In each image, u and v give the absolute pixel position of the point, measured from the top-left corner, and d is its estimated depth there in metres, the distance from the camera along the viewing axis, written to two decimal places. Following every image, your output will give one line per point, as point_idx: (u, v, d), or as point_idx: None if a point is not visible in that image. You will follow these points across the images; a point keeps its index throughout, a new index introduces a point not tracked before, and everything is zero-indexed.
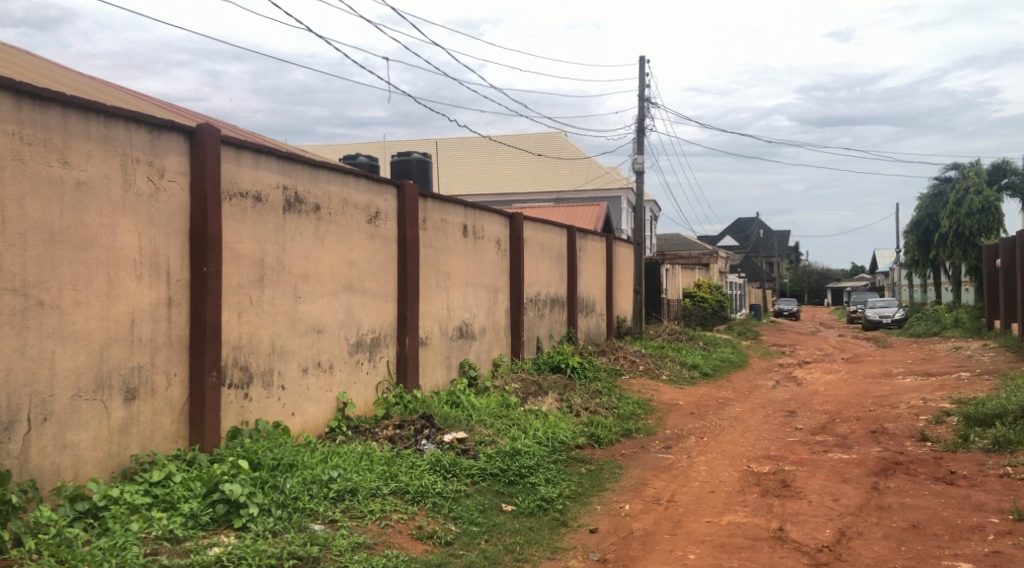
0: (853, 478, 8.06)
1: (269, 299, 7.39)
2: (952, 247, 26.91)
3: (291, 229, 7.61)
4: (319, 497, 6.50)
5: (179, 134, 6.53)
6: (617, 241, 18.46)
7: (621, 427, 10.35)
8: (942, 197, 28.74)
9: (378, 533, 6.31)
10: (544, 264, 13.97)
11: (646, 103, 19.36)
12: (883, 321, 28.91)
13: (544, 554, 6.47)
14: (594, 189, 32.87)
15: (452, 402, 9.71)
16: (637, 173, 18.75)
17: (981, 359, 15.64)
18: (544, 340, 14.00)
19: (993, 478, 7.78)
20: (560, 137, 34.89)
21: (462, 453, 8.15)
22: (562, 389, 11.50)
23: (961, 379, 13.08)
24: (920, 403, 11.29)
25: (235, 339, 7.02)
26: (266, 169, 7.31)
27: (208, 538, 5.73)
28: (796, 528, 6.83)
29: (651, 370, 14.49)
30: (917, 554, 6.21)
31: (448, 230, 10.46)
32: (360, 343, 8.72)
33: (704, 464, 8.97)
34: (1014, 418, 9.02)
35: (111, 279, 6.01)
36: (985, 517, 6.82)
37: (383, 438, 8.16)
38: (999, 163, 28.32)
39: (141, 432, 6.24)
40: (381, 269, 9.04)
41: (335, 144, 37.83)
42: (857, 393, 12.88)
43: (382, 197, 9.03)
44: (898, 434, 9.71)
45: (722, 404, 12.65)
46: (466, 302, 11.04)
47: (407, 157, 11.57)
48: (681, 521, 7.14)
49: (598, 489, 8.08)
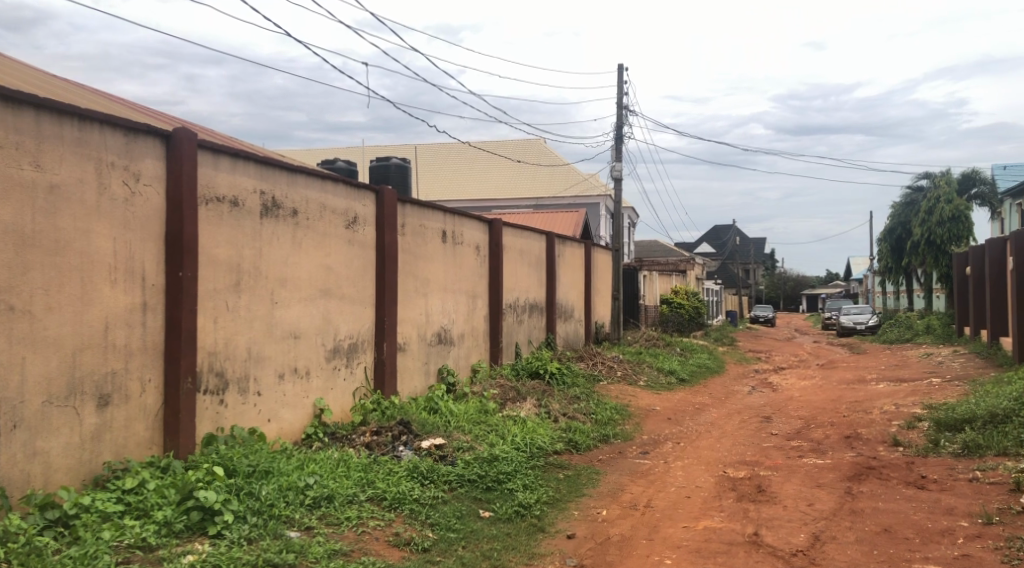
0: (828, 483, 8.15)
1: (245, 305, 7.36)
2: (924, 255, 27.25)
3: (268, 234, 7.59)
4: (296, 503, 6.48)
5: (156, 138, 6.51)
6: (595, 247, 18.51)
7: (598, 433, 10.40)
8: (913, 206, 29.18)
9: (355, 539, 6.30)
10: (522, 270, 13.99)
11: (624, 111, 19.47)
12: (857, 327, 29.24)
13: (522, 560, 6.49)
14: (572, 195, 32.99)
15: (431, 408, 9.71)
16: (615, 181, 18.83)
17: (952, 364, 15.87)
18: (523, 345, 14.02)
19: (963, 482, 7.88)
20: (539, 144, 35.26)
21: (440, 459, 8.16)
22: (540, 395, 11.54)
23: (933, 385, 13.25)
24: (892, 408, 11.43)
25: (211, 344, 6.99)
26: (243, 174, 7.29)
27: (182, 545, 5.70)
28: (771, 532, 6.89)
29: (628, 376, 14.55)
30: (890, 557, 6.29)
31: (427, 236, 10.46)
32: (338, 349, 8.70)
33: (681, 469, 9.03)
34: (984, 423, 9.15)
35: (85, 284, 5.98)
36: (955, 520, 6.91)
37: (361, 444, 8.14)
38: (970, 172, 28.77)
39: (114, 439, 6.19)
40: (359, 275, 9.02)
41: (313, 149, 37.69)
42: (831, 399, 13.02)
43: (361, 202, 9.03)
44: (871, 439, 9.82)
45: (698, 409, 12.75)
46: (445, 307, 11.05)
47: (387, 162, 11.52)
48: (658, 526, 7.19)
49: (576, 494, 8.11)
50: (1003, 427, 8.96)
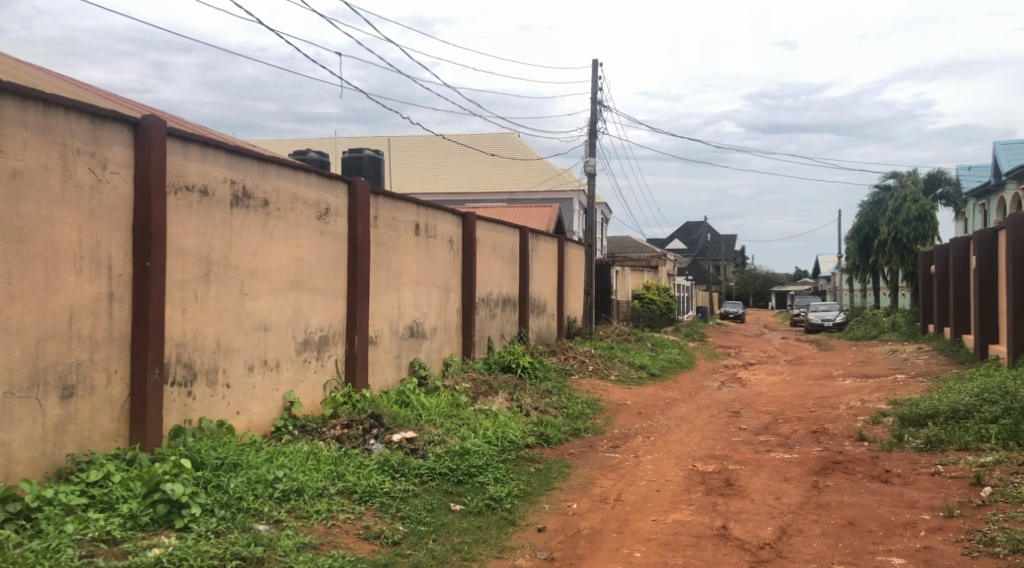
0: (795, 477, 8.24)
1: (214, 295, 7.29)
2: (890, 253, 27.59)
3: (238, 224, 7.52)
4: (264, 496, 6.44)
5: (124, 126, 6.43)
6: (568, 242, 18.54)
7: (570, 427, 10.43)
8: (881, 205, 29.54)
9: (325, 533, 6.28)
10: (495, 264, 13.97)
11: (599, 106, 19.49)
12: (824, 324, 29.53)
13: (492, 553, 6.51)
14: (545, 190, 33.01)
15: (402, 401, 9.68)
16: (589, 176, 18.86)
17: (916, 361, 16.10)
18: (495, 339, 14.01)
19: (925, 477, 7.99)
20: (513, 139, 35.24)
21: (411, 452, 8.16)
22: (512, 389, 11.54)
23: (897, 381, 13.43)
24: (858, 403, 11.56)
25: (179, 336, 6.93)
26: (213, 164, 7.22)
27: (148, 539, 5.66)
28: (739, 526, 6.96)
29: (600, 371, 14.61)
30: (854, 550, 6.37)
31: (400, 228, 10.43)
32: (308, 341, 8.65)
33: (651, 463, 9.09)
34: (946, 418, 9.29)
35: (49, 273, 5.90)
36: (917, 513, 7.02)
37: (331, 437, 8.10)
38: (935, 173, 29.08)
39: (78, 431, 6.11)
40: (330, 267, 8.98)
41: (284, 140, 37.40)
42: (799, 394, 13.14)
43: (333, 193, 8.98)
44: (838, 434, 9.95)
45: (668, 404, 12.84)
46: (417, 301, 11.02)
47: (359, 154, 11.41)
48: (629, 519, 7.23)
49: (547, 487, 8.13)
50: (965, 422, 9.10)
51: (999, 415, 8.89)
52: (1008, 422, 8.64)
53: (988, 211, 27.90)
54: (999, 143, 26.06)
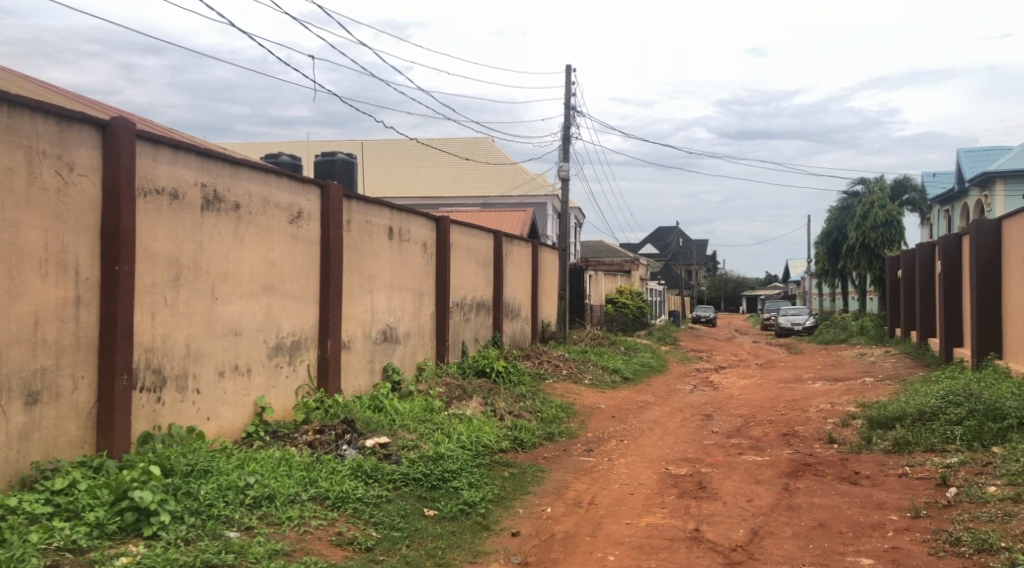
0: (766, 480, 8.30)
1: (185, 299, 7.22)
2: (858, 258, 27.93)
3: (209, 227, 7.46)
4: (236, 503, 6.38)
5: (91, 127, 6.36)
6: (542, 247, 18.56)
7: (544, 431, 10.44)
8: (849, 211, 29.89)
9: (297, 539, 6.23)
10: (469, 268, 13.95)
11: (573, 111, 19.55)
12: (795, 328, 29.81)
13: (466, 558, 6.49)
14: (519, 194, 33.02)
15: (375, 407, 9.64)
16: (563, 181, 18.91)
17: (884, 364, 16.31)
18: (469, 343, 13.99)
19: (893, 478, 8.09)
20: (487, 143, 35.28)
21: (385, 458, 8.13)
22: (486, 393, 11.53)
23: (866, 384, 13.58)
24: (827, 406, 11.67)
25: (148, 341, 6.85)
26: (183, 166, 7.16)
27: (116, 547, 5.59)
28: (711, 528, 6.99)
29: (573, 375, 14.63)
30: (824, 551, 6.43)
31: (373, 232, 10.40)
32: (280, 346, 8.59)
33: (625, 466, 9.12)
34: (913, 420, 9.40)
35: (13, 277, 5.82)
36: (885, 514, 7.10)
37: (303, 443, 8.05)
38: (901, 179, 29.47)
39: (43, 438, 6.02)
40: (303, 271, 8.93)
41: (255, 143, 37.19)
42: (770, 397, 13.23)
43: (306, 197, 8.94)
44: (808, 436, 10.04)
45: (642, 407, 12.90)
46: (391, 305, 10.99)
47: (332, 157, 11.37)
48: (603, 523, 7.25)
49: (521, 492, 8.13)
50: (931, 423, 9.20)
51: (964, 416, 8.99)
52: (973, 423, 8.76)
53: (953, 217, 28.35)
54: (963, 150, 26.53)
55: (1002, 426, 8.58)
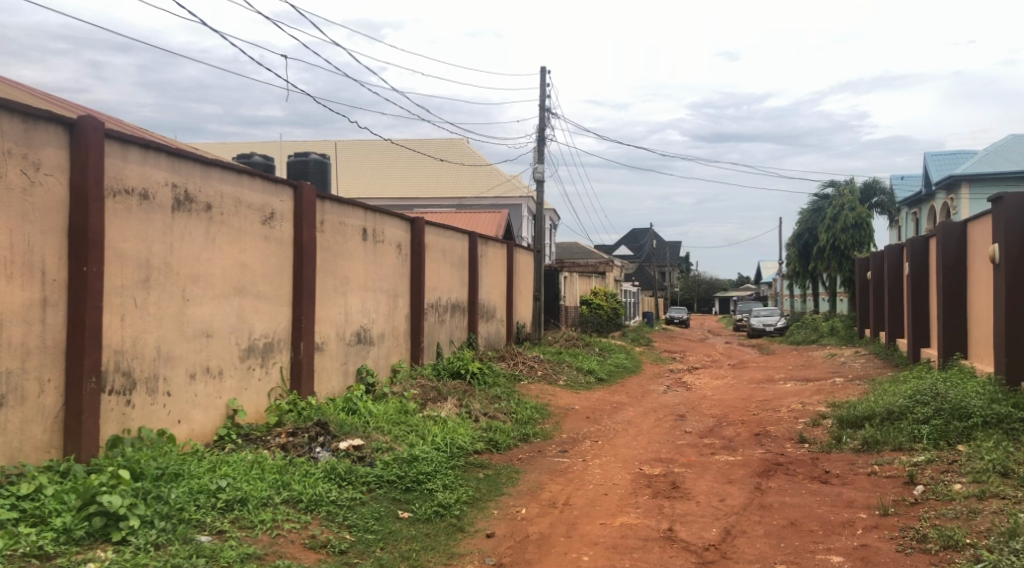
0: (738, 479, 8.36)
1: (155, 301, 7.15)
2: (829, 260, 28.21)
3: (180, 228, 7.39)
4: (207, 507, 6.33)
5: (58, 126, 6.29)
6: (517, 248, 18.57)
7: (519, 432, 10.46)
8: (820, 213, 30.18)
9: (269, 543, 6.19)
10: (444, 270, 13.93)
11: (547, 112, 19.58)
12: (766, 329, 30.08)
13: (440, 560, 6.48)
14: (494, 195, 33.01)
15: (349, 409, 9.60)
16: (538, 183, 18.94)
17: (854, 364, 16.49)
18: (444, 345, 13.97)
19: (863, 476, 8.18)
20: (462, 144, 35.25)
21: (359, 460, 8.10)
22: (461, 394, 11.52)
23: (836, 384, 13.72)
24: (799, 406, 11.78)
25: (117, 343, 6.78)
26: (154, 166, 7.08)
27: (83, 553, 5.53)
28: (685, 528, 7.03)
29: (548, 376, 14.65)
30: (795, 549, 6.48)
31: (347, 233, 10.35)
32: (252, 348, 8.52)
33: (599, 466, 9.16)
34: (882, 420, 9.51)
35: None
36: (855, 513, 7.17)
37: (276, 446, 8.00)
38: (870, 181, 29.74)
39: (7, 442, 5.95)
40: (275, 273, 8.87)
41: (228, 143, 36.89)
42: (743, 397, 13.34)
43: (278, 198, 8.88)
44: (779, 436, 10.13)
45: (616, 408, 12.94)
46: (365, 307, 10.95)
47: (305, 157, 11.31)
48: (577, 523, 7.27)
49: (495, 493, 8.12)
50: (900, 422, 9.30)
51: (931, 415, 9.09)
52: (939, 422, 8.88)
53: (921, 219, 28.74)
54: (929, 154, 26.90)
55: (968, 425, 8.70)
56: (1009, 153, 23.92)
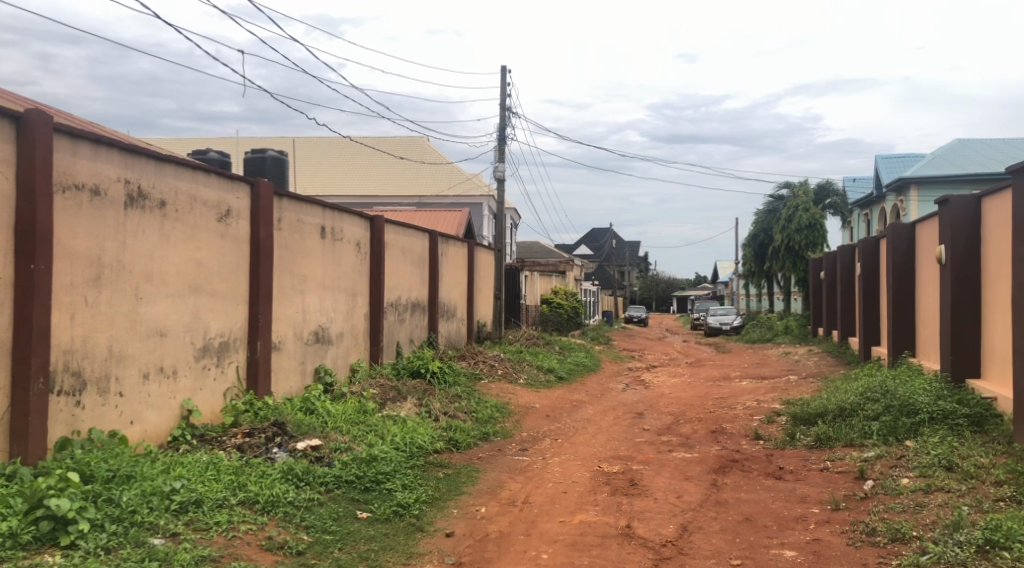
0: (695, 476, 8.44)
1: (106, 300, 7.02)
2: (784, 260, 28.61)
3: (132, 225, 7.26)
4: (160, 509, 6.23)
5: (3, 120, 6.16)
6: (478, 247, 18.54)
7: (478, 431, 10.43)
8: (775, 214, 30.59)
9: (224, 544, 6.11)
10: (404, 269, 13.86)
11: (508, 111, 19.57)
12: (723, 328, 30.42)
13: (399, 560, 6.44)
14: (455, 194, 32.95)
15: (307, 409, 9.51)
16: (498, 182, 18.94)
17: (808, 362, 16.75)
18: (403, 344, 13.90)
19: (816, 472, 8.30)
20: (422, 142, 35.13)
21: (317, 460, 8.03)
22: (421, 393, 11.47)
23: (791, 381, 13.92)
24: (755, 403, 11.92)
25: (66, 342, 6.64)
26: (106, 162, 6.95)
27: (31, 558, 5.41)
28: (642, 524, 7.08)
29: (508, 374, 14.65)
30: (750, 544, 6.56)
31: (306, 232, 10.26)
32: (207, 348, 8.40)
33: (558, 464, 9.19)
34: (834, 416, 9.67)
35: None
36: (808, 508, 7.27)
37: (232, 446, 7.89)
38: (823, 183, 30.19)
39: None
40: (231, 271, 8.75)
41: (182, 138, 36.29)
42: (700, 395, 13.47)
43: (234, 195, 8.76)
44: (736, 433, 10.23)
45: (575, 406, 12.99)
46: (323, 306, 10.86)
47: (263, 155, 11.18)
48: (536, 521, 7.27)
49: (454, 493, 8.09)
50: (851, 419, 9.46)
51: (881, 412, 9.25)
52: (889, 418, 9.04)
53: (873, 220, 29.27)
54: (880, 157, 27.42)
55: (916, 421, 8.87)
56: (956, 157, 24.51)
